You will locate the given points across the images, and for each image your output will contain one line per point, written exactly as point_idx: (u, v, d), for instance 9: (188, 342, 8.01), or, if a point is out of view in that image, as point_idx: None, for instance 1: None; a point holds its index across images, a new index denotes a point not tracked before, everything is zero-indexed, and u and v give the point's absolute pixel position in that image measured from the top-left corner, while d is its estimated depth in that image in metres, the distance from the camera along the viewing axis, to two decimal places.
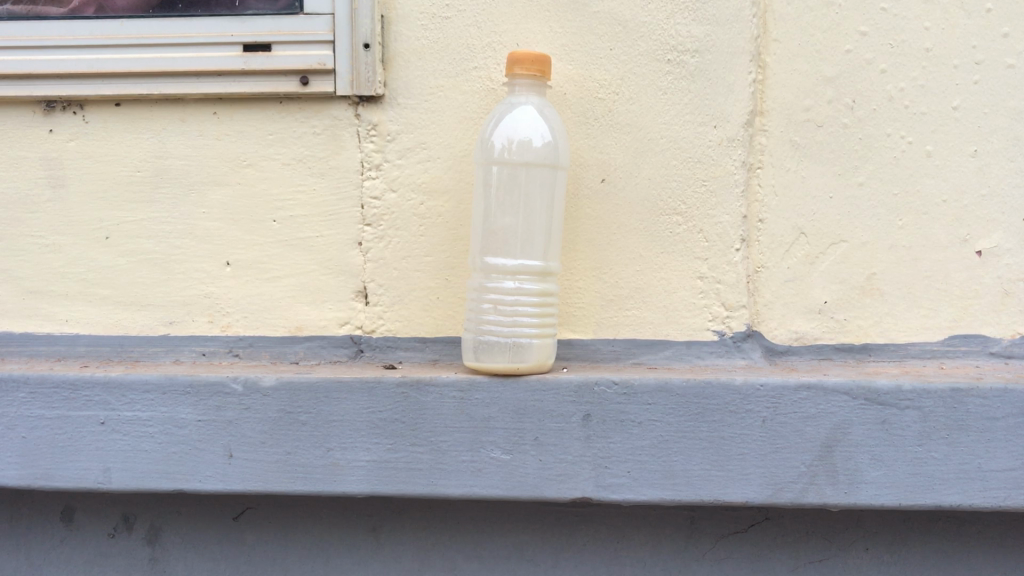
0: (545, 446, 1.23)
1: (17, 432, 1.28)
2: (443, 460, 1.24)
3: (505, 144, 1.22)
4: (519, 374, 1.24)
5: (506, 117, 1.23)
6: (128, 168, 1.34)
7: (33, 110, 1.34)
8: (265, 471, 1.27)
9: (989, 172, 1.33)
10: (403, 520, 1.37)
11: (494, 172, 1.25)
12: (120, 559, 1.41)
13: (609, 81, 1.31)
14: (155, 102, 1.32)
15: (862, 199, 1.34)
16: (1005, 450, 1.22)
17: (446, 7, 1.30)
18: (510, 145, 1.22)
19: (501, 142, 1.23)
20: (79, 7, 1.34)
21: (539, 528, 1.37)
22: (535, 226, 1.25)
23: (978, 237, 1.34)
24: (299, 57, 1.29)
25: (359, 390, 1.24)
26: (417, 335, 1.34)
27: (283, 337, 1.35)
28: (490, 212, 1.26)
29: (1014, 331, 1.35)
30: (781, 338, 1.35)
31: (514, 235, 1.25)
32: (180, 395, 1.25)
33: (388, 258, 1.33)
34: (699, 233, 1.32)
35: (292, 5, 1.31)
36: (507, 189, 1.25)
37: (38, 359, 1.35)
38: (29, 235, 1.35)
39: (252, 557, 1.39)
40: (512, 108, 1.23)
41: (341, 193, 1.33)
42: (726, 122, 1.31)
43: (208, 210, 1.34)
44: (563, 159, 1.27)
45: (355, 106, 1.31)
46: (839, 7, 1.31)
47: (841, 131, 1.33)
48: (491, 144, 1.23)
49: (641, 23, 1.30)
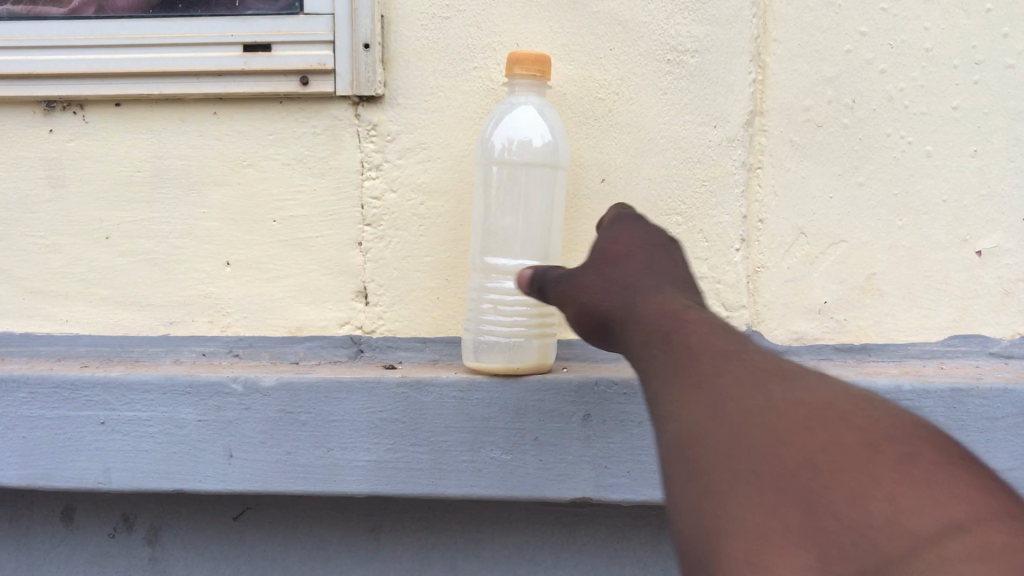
0: (545, 446, 1.24)
1: (17, 432, 1.28)
2: (442, 460, 1.25)
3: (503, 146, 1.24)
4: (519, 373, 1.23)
5: (505, 118, 1.24)
6: (128, 168, 1.34)
7: (33, 109, 1.33)
8: (266, 472, 1.27)
9: (989, 172, 1.33)
10: (403, 520, 1.37)
11: (493, 171, 1.27)
12: (120, 559, 1.41)
13: (609, 81, 1.31)
14: (156, 102, 1.32)
15: (861, 199, 1.34)
16: (1004, 449, 1.22)
17: (446, 8, 1.30)
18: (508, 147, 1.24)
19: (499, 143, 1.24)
20: (79, 7, 1.33)
21: (539, 528, 1.37)
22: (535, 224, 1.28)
23: (978, 237, 1.34)
24: (299, 57, 1.28)
25: (358, 390, 1.24)
26: (418, 335, 1.34)
27: (284, 337, 1.35)
28: (492, 211, 1.28)
29: (1014, 331, 1.35)
30: (781, 338, 1.35)
31: (514, 232, 1.28)
32: (180, 395, 1.25)
33: (388, 258, 1.33)
34: (699, 233, 1.33)
35: (292, 5, 1.31)
36: (508, 188, 1.27)
37: (39, 359, 1.35)
38: (29, 234, 1.35)
39: (252, 557, 1.39)
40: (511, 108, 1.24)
41: (341, 193, 1.33)
42: (726, 122, 1.31)
43: (208, 210, 1.34)
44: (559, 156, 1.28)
45: (355, 106, 1.31)
46: (839, 6, 1.31)
47: (841, 131, 1.33)
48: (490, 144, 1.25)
49: (641, 23, 1.30)
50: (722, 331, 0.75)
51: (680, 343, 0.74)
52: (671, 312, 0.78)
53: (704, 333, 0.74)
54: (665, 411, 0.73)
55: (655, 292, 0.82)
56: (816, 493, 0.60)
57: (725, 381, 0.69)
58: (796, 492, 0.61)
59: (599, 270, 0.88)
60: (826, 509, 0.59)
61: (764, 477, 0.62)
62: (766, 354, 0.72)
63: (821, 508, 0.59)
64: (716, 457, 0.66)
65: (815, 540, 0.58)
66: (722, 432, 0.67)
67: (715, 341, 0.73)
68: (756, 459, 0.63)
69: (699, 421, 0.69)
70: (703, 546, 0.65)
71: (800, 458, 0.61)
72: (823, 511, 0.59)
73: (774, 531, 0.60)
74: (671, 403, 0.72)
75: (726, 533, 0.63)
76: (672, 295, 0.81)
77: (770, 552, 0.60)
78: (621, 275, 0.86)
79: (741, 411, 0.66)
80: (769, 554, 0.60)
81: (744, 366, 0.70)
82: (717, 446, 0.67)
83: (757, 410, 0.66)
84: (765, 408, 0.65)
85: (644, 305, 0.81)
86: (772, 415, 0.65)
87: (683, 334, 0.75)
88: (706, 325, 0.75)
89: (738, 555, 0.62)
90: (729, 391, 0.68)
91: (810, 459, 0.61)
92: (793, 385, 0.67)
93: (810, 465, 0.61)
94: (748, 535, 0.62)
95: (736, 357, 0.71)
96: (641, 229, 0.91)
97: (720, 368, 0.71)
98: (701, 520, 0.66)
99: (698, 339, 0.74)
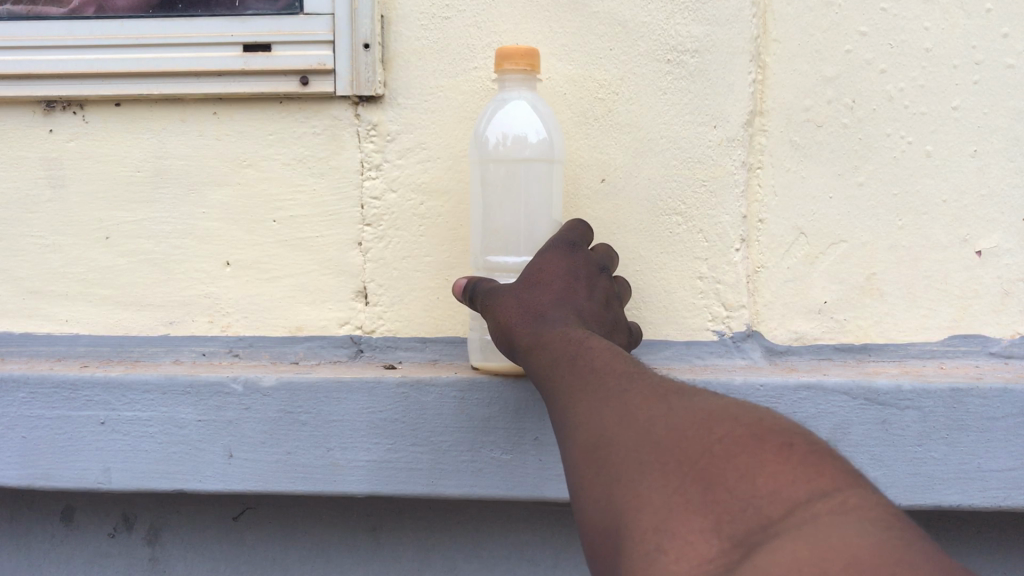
0: (545, 446, 1.24)
1: (17, 432, 1.29)
2: (442, 460, 1.25)
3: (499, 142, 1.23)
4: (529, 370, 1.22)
5: (498, 116, 1.23)
6: (128, 168, 1.34)
7: (32, 109, 1.33)
8: (266, 472, 1.27)
9: (989, 172, 1.33)
10: (403, 520, 1.37)
11: (490, 170, 1.26)
12: (119, 559, 1.41)
13: (609, 80, 1.31)
14: (156, 102, 1.32)
15: (861, 199, 1.34)
16: (1004, 450, 1.22)
17: (446, 8, 1.30)
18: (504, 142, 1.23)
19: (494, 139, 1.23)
20: (79, 7, 1.33)
21: (538, 528, 1.37)
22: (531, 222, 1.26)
23: (978, 237, 1.34)
24: (299, 57, 1.28)
25: (358, 390, 1.24)
26: (417, 335, 1.35)
27: (284, 337, 1.35)
28: (488, 207, 1.27)
29: (1014, 331, 1.35)
30: (781, 338, 1.35)
31: (510, 228, 1.26)
32: (180, 395, 1.25)
33: (388, 258, 1.33)
34: (699, 233, 1.33)
35: (292, 5, 1.30)
36: (506, 184, 1.25)
37: (39, 359, 1.35)
38: (29, 234, 1.35)
39: (252, 557, 1.40)
40: (504, 107, 1.23)
41: (341, 193, 1.33)
42: (726, 122, 1.31)
43: (208, 210, 1.34)
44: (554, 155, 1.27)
45: (355, 106, 1.31)
46: (839, 6, 1.31)
47: (841, 131, 1.33)
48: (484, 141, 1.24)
49: (641, 23, 1.30)
50: (622, 358, 0.94)
51: (582, 363, 0.95)
52: (575, 340, 1.00)
53: (604, 357, 0.94)
54: (578, 418, 0.88)
55: (560, 329, 1.03)
56: (712, 471, 0.70)
57: (630, 394, 0.85)
58: (698, 470, 0.71)
59: (516, 291, 1.10)
60: (722, 486, 0.69)
61: (670, 465, 0.74)
62: (663, 380, 0.88)
63: (716, 483, 0.69)
64: (627, 453, 0.79)
65: (710, 508, 0.69)
66: (631, 432, 0.80)
67: (615, 361, 0.93)
68: (659, 452, 0.75)
69: (599, 425, 0.84)
70: (613, 523, 0.76)
71: (702, 447, 0.73)
72: (719, 487, 0.69)
73: (676, 506, 0.71)
74: (585, 411, 0.88)
75: (634, 509, 0.74)
76: (573, 329, 1.03)
77: (673, 522, 0.70)
78: (534, 301, 1.08)
79: (645, 420, 0.80)
80: (671, 522, 0.70)
81: (647, 383, 0.87)
82: (625, 440, 0.80)
83: (659, 415, 0.79)
84: (664, 412, 0.80)
85: (549, 335, 1.03)
86: (673, 418, 0.78)
87: (586, 358, 0.95)
88: (607, 352, 0.96)
89: (644, 528, 0.71)
90: (633, 399, 0.84)
91: (709, 446, 0.72)
92: (689, 399, 0.81)
93: (710, 451, 0.72)
94: (654, 510, 0.72)
95: (640, 378, 0.88)
96: (557, 259, 1.12)
97: (627, 383, 0.88)
98: (609, 505, 0.77)
99: (597, 359, 0.94)
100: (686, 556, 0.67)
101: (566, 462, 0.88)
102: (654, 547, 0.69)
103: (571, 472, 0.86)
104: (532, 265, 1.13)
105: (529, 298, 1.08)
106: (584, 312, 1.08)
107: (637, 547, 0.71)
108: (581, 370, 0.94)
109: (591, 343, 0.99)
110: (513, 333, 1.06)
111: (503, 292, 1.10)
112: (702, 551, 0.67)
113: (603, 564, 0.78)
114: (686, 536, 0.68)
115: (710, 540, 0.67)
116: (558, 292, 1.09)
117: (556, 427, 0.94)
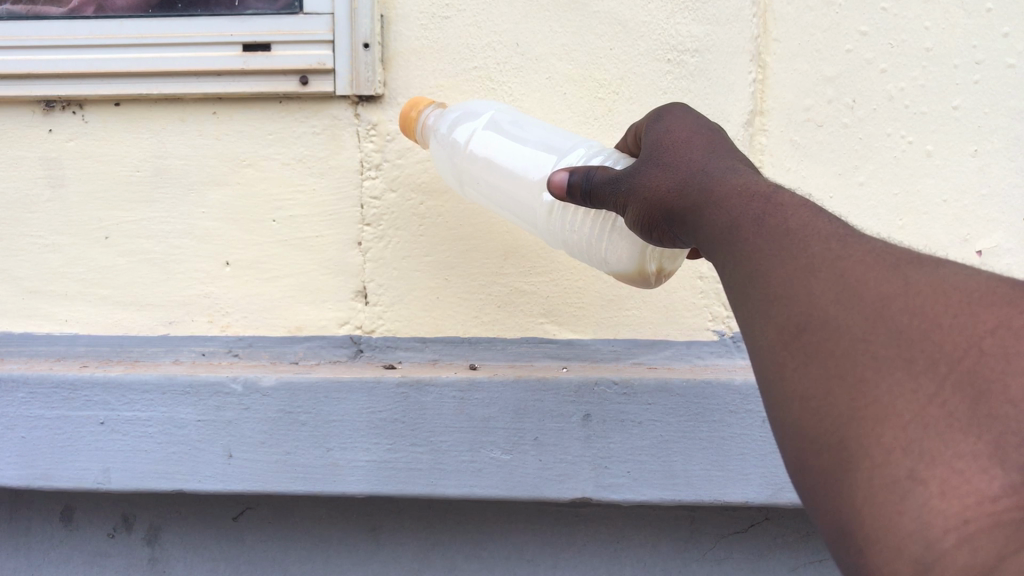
0: (545, 446, 1.26)
1: (17, 432, 1.28)
2: (442, 460, 1.27)
3: (454, 146, 1.20)
4: (647, 269, 1.09)
5: (438, 130, 1.22)
6: (128, 168, 1.33)
7: (32, 109, 1.32)
8: (266, 472, 1.27)
9: (989, 172, 1.34)
10: (403, 520, 1.37)
11: (498, 197, 1.22)
12: (119, 559, 1.41)
13: (609, 80, 1.30)
14: (155, 101, 1.31)
15: (862, 199, 1.35)
16: None
17: (446, 7, 1.29)
18: (457, 146, 1.20)
19: (450, 153, 1.21)
20: (79, 6, 1.32)
21: (539, 528, 1.37)
22: (546, 167, 1.16)
23: (978, 237, 1.35)
24: (298, 57, 1.26)
25: (359, 390, 1.25)
26: (417, 335, 1.34)
27: (283, 337, 1.35)
28: (496, 199, 1.22)
29: None
30: None
31: (531, 195, 1.17)
32: (180, 395, 1.25)
33: (388, 257, 1.33)
34: None
35: (292, 4, 1.28)
36: (491, 178, 1.21)
37: (39, 359, 1.35)
38: (28, 234, 1.35)
39: (252, 557, 1.39)
40: (436, 119, 1.23)
41: (341, 193, 1.32)
42: (727, 123, 1.31)
43: (208, 210, 1.33)
44: (510, 123, 1.25)
45: (355, 105, 1.31)
46: (839, 6, 1.30)
47: (841, 131, 1.34)
48: (446, 158, 1.23)
49: (641, 23, 1.28)
50: (827, 215, 0.68)
51: (771, 227, 0.68)
52: (762, 196, 0.72)
53: (804, 216, 0.68)
54: (774, 293, 0.64)
55: (731, 176, 0.78)
56: (987, 376, 0.53)
57: (850, 265, 0.61)
58: (962, 375, 0.54)
59: (662, 162, 0.86)
60: (1000, 396, 0.53)
61: (921, 362, 0.55)
62: (888, 243, 0.64)
63: (989, 393, 0.53)
64: (852, 341, 0.58)
65: (987, 426, 0.52)
66: (856, 314, 0.58)
67: (818, 223, 0.66)
68: (902, 345, 0.56)
69: (809, 303, 0.61)
70: (837, 432, 0.57)
71: (963, 341, 0.55)
72: (994, 398, 0.53)
73: (934, 423, 0.53)
74: (782, 284, 0.63)
75: (871, 420, 0.55)
76: (753, 177, 0.77)
77: (934, 442, 0.53)
78: (683, 159, 0.84)
79: (880, 297, 0.58)
80: (933, 441, 0.53)
81: (869, 252, 0.62)
82: (852, 324, 0.58)
83: (898, 296, 0.58)
84: (908, 294, 0.58)
85: (725, 191, 0.76)
86: (931, 300, 0.57)
87: (779, 216, 0.68)
88: (803, 207, 0.69)
89: (887, 442, 0.54)
90: (856, 273, 0.60)
91: (973, 341, 0.54)
92: (934, 272, 0.59)
93: (976, 347, 0.54)
94: (903, 423, 0.54)
95: (859, 244, 0.63)
96: (692, 118, 0.91)
97: (842, 252, 0.62)
98: (826, 409, 0.58)
99: (796, 220, 0.67)
100: (957, 492, 0.51)
101: (756, 349, 0.65)
102: (906, 474, 0.53)
103: (761, 361, 0.64)
104: (660, 131, 0.90)
105: (678, 162, 0.84)
106: (746, 161, 0.85)
107: (880, 473, 0.53)
108: (769, 234, 0.67)
109: (780, 195, 0.71)
110: (665, 204, 0.83)
111: (645, 167, 0.87)
112: (980, 487, 0.51)
113: (809, 475, 0.58)
114: (954, 462, 0.52)
115: (991, 472, 0.51)
116: (706, 146, 0.85)
117: (729, 297, 0.70)
